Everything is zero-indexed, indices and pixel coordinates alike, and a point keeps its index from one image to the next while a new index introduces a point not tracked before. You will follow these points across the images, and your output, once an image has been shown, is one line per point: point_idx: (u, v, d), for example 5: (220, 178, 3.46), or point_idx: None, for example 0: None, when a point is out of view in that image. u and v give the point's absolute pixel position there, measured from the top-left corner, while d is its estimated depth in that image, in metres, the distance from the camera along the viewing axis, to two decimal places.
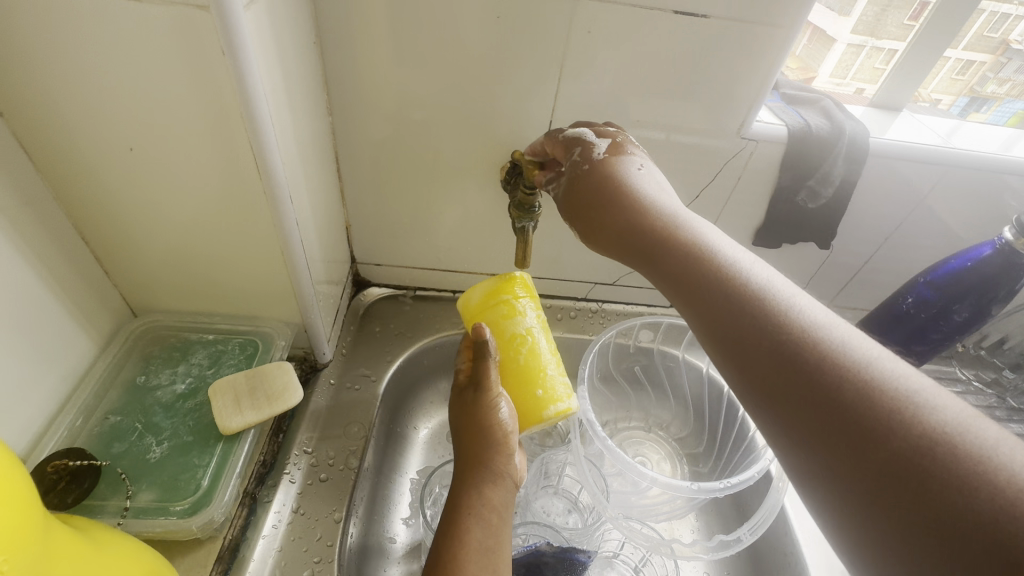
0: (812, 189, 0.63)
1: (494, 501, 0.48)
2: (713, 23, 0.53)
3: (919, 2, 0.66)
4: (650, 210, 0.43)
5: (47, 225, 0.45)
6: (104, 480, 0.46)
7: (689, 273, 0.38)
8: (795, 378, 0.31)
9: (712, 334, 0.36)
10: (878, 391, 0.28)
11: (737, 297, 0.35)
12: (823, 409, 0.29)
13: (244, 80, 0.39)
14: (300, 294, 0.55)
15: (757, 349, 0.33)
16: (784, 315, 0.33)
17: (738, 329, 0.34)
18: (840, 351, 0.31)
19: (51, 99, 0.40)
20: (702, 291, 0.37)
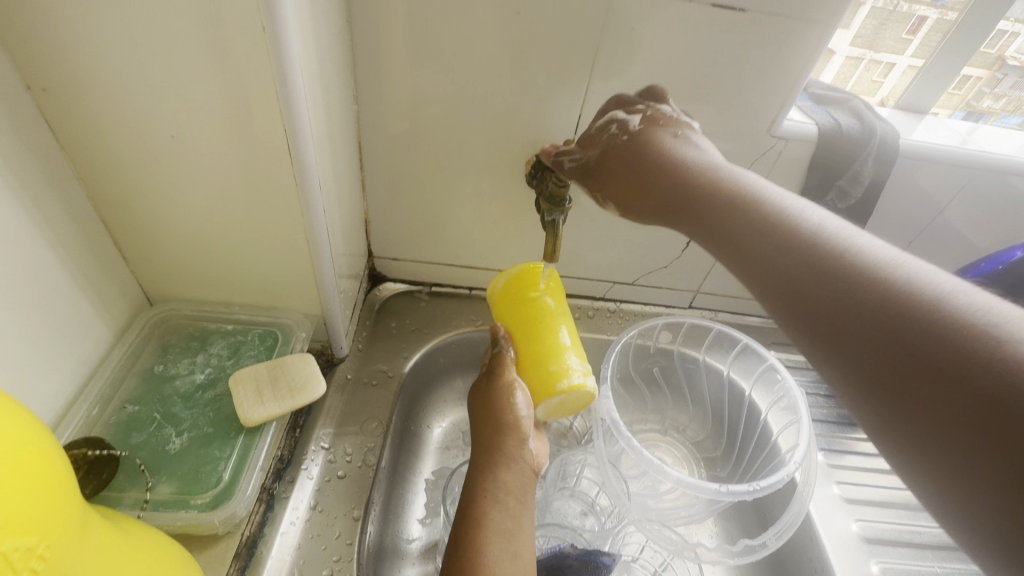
0: (841, 190, 0.62)
1: (510, 485, 0.49)
2: (749, 20, 0.52)
3: (916, 18, 0.68)
4: (696, 175, 0.44)
5: (68, 206, 0.44)
6: (123, 471, 0.44)
7: (734, 221, 0.41)
8: (853, 324, 0.32)
9: (757, 275, 0.38)
10: (945, 323, 0.29)
11: (792, 250, 0.36)
12: (885, 347, 0.30)
13: (282, 60, 0.38)
14: (322, 285, 0.54)
15: (811, 298, 0.34)
16: (829, 248, 0.35)
17: (795, 282, 0.35)
18: (886, 274, 0.32)
19: (80, 75, 0.39)
20: (756, 251, 0.39)
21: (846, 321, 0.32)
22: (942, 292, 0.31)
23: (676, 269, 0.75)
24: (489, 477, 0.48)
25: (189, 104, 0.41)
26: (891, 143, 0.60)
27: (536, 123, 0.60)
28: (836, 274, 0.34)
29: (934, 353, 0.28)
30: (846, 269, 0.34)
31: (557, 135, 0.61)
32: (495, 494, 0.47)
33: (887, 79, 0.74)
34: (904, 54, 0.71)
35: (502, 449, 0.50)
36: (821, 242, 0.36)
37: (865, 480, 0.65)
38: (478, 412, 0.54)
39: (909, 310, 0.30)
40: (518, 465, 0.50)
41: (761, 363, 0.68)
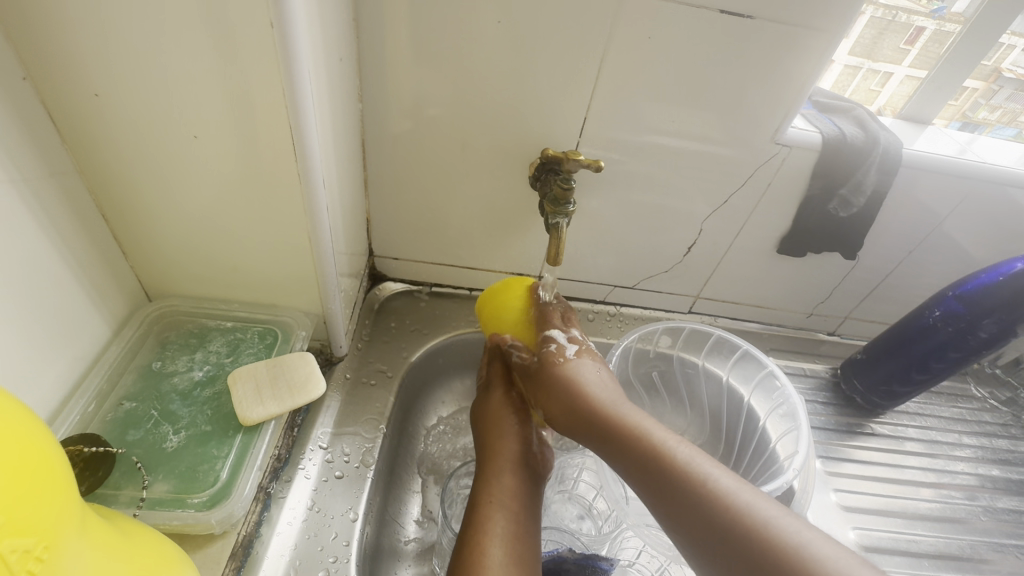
0: (844, 198, 0.63)
1: (513, 490, 0.50)
2: (757, 26, 0.52)
3: (914, 29, 0.69)
4: (613, 414, 0.50)
5: (68, 199, 0.44)
6: (119, 469, 0.44)
7: (652, 462, 0.45)
8: (672, 498, 0.43)
9: (668, 517, 0.43)
10: (747, 534, 0.39)
11: (660, 473, 0.44)
12: (692, 511, 0.42)
13: (290, 57, 0.38)
14: (323, 283, 0.54)
15: (696, 524, 0.41)
16: (686, 470, 0.44)
17: (654, 487, 0.44)
18: (718, 500, 0.41)
19: (85, 69, 0.39)
20: (650, 478, 0.45)
21: (665, 499, 0.43)
22: (752, 495, 0.41)
23: (677, 274, 0.75)
24: (494, 484, 0.50)
25: (193, 99, 0.40)
26: (894, 152, 0.60)
27: (541, 124, 0.60)
28: (690, 504, 0.42)
29: (732, 545, 0.39)
30: (680, 485, 0.43)
31: (562, 137, 0.61)
32: (500, 499, 0.48)
33: (884, 89, 0.74)
34: (903, 64, 0.71)
35: (505, 457, 0.52)
36: (666, 456, 0.45)
37: (864, 489, 0.66)
38: (481, 423, 0.57)
39: (722, 538, 0.40)
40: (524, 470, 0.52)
41: (761, 370, 0.67)
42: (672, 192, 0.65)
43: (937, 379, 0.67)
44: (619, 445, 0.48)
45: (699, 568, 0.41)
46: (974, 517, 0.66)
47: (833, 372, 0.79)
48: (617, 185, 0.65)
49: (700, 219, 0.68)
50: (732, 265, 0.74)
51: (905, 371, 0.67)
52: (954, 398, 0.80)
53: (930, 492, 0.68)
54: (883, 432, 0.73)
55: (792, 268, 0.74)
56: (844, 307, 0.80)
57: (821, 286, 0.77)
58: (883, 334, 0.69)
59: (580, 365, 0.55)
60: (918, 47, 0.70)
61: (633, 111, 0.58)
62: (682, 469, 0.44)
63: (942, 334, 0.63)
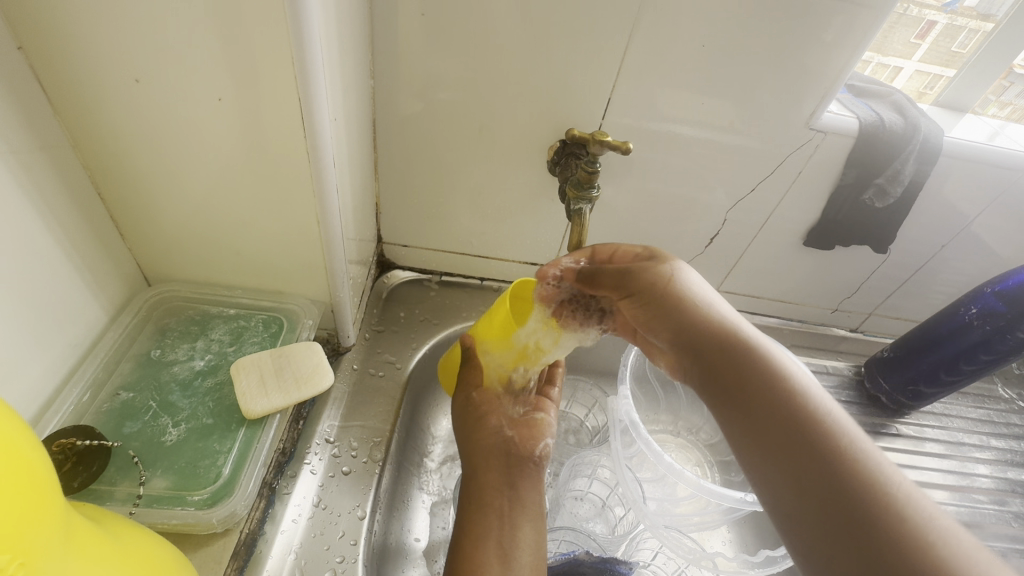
0: (880, 188, 0.60)
1: (494, 484, 0.48)
2: (797, 3, 0.49)
3: (925, 22, 0.65)
4: (734, 356, 0.39)
5: (61, 176, 0.41)
6: (115, 463, 0.41)
7: (715, 347, 0.40)
8: (792, 432, 0.35)
9: (709, 387, 0.39)
10: (815, 438, 0.34)
11: (798, 420, 0.35)
12: (773, 425, 0.35)
13: (299, 23, 0.34)
14: (332, 270, 0.51)
15: (759, 412, 0.36)
16: (762, 357, 0.38)
17: (774, 431, 0.35)
18: (782, 378, 0.37)
19: (76, 33, 0.36)
20: (789, 437, 0.35)
21: (782, 450, 0.34)
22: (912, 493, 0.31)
23: (697, 266, 0.72)
24: (474, 481, 0.48)
25: (194, 68, 0.37)
26: (933, 141, 0.57)
27: (562, 107, 0.56)
28: (821, 469, 0.33)
29: (831, 474, 0.32)
30: (812, 444, 0.34)
31: (583, 121, 0.57)
32: (478, 498, 0.47)
33: (894, 84, 0.71)
34: (912, 59, 0.68)
35: (488, 450, 0.51)
36: (763, 361, 0.38)
37: None
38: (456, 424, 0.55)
39: (859, 507, 0.31)
40: (507, 464, 0.50)
41: None
42: (697, 181, 0.62)
43: (968, 380, 0.64)
44: (739, 390, 0.37)
45: (778, 511, 0.34)
46: (1002, 523, 0.64)
47: (856, 370, 0.76)
48: (639, 171, 0.61)
49: (724, 208, 0.65)
50: (754, 257, 0.71)
51: (934, 371, 0.65)
52: (981, 399, 0.77)
53: (954, 496, 0.66)
54: (907, 433, 0.70)
55: (818, 261, 0.71)
56: (869, 303, 0.77)
57: (847, 281, 0.74)
58: (915, 331, 0.66)
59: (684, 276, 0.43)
60: (929, 41, 0.66)
61: (659, 94, 0.55)
62: (780, 387, 0.37)
63: (979, 333, 0.60)
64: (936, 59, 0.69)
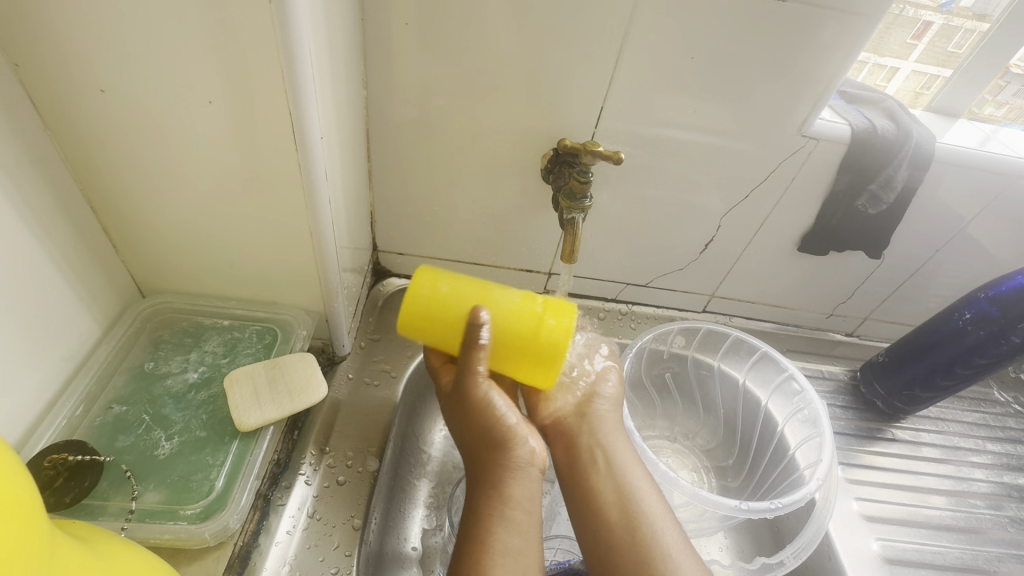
0: (873, 194, 0.60)
1: (519, 498, 0.44)
2: (786, 12, 0.49)
3: (922, 24, 0.65)
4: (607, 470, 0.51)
5: (54, 190, 0.41)
6: (107, 478, 0.41)
7: (583, 452, 0.53)
8: (621, 537, 0.48)
9: (576, 502, 0.52)
10: (637, 546, 0.47)
11: (625, 511, 0.49)
12: (614, 534, 0.48)
13: (289, 37, 0.35)
14: (326, 280, 0.51)
15: (613, 526, 0.48)
16: (614, 466, 0.52)
17: (612, 524, 0.49)
18: (627, 490, 0.50)
19: (68, 50, 0.36)
20: (604, 530, 0.49)
21: (611, 535, 0.48)
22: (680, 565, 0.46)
23: (692, 271, 0.72)
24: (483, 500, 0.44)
25: (185, 84, 0.38)
26: (925, 147, 0.58)
27: (555, 115, 0.57)
28: (618, 543, 0.48)
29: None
30: (624, 531, 0.48)
31: (576, 129, 0.58)
32: (496, 516, 0.43)
33: (890, 84, 0.70)
34: (909, 59, 0.68)
35: (503, 464, 0.45)
36: (614, 475, 0.51)
37: (884, 497, 0.64)
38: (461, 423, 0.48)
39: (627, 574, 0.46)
40: (522, 478, 0.45)
41: (780, 373, 0.65)
42: (690, 188, 0.62)
43: (963, 385, 0.64)
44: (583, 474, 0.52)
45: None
46: (998, 527, 0.64)
47: (851, 375, 0.76)
48: (632, 177, 0.62)
49: (718, 214, 0.65)
50: (749, 263, 0.71)
51: (930, 375, 0.65)
52: (978, 402, 0.77)
53: (951, 500, 0.66)
54: (903, 437, 0.70)
55: (812, 266, 0.71)
56: (864, 307, 0.77)
57: (842, 286, 0.74)
58: (909, 336, 0.66)
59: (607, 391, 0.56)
60: (925, 42, 0.66)
61: (651, 101, 0.55)
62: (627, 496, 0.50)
63: (972, 338, 0.60)
64: (933, 60, 0.68)
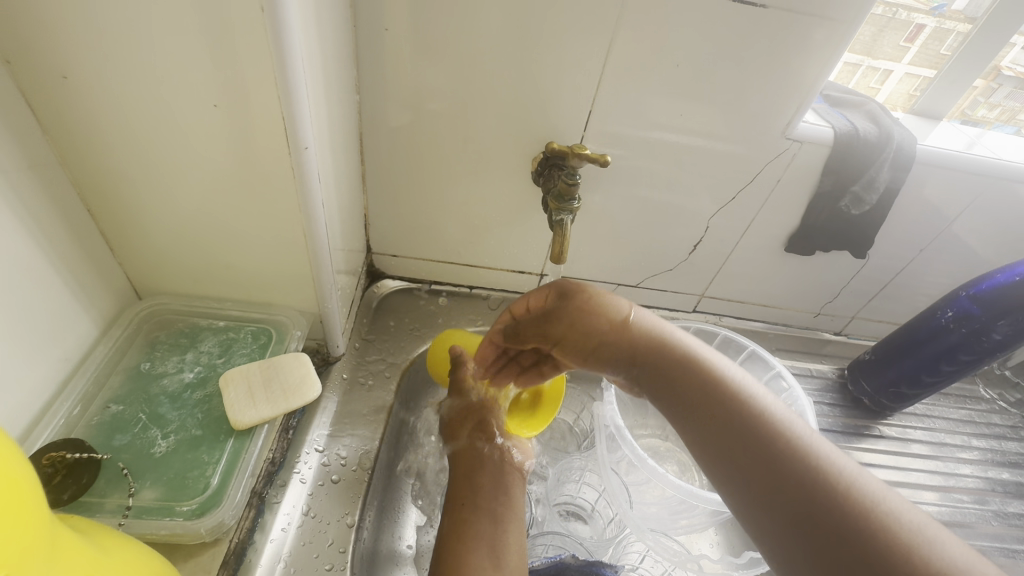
0: (856, 195, 0.61)
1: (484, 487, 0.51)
2: (768, 18, 0.51)
3: (914, 26, 0.66)
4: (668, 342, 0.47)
5: (51, 193, 0.42)
6: (104, 475, 0.42)
7: (699, 417, 0.42)
8: (767, 442, 0.38)
9: (691, 414, 0.43)
10: (798, 472, 0.36)
11: (777, 463, 0.38)
12: (754, 454, 0.38)
13: (282, 44, 0.36)
14: (320, 281, 0.52)
15: (733, 422, 0.40)
16: (728, 394, 0.42)
17: (719, 429, 0.41)
18: (762, 424, 0.40)
19: (66, 57, 0.37)
20: (734, 431, 0.40)
21: (741, 453, 0.39)
22: (885, 494, 0.35)
23: (682, 271, 0.73)
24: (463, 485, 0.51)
25: (181, 90, 0.39)
26: (907, 149, 0.59)
27: (545, 119, 0.58)
28: (825, 511, 0.35)
29: (815, 493, 0.35)
30: (772, 450, 0.38)
31: (566, 132, 0.59)
32: (473, 502, 0.49)
33: (884, 87, 0.72)
34: (903, 61, 0.69)
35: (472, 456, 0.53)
36: (749, 414, 0.40)
37: None
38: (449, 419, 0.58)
39: (818, 493, 0.35)
40: (499, 469, 0.53)
41: (768, 371, 0.66)
42: (678, 190, 0.64)
43: (948, 382, 0.66)
44: (700, 400, 0.43)
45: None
46: (984, 521, 0.65)
47: (839, 373, 0.78)
48: (622, 179, 0.63)
49: (707, 215, 0.66)
50: (738, 263, 0.72)
51: (916, 372, 0.66)
52: (964, 399, 0.79)
53: (938, 495, 0.67)
54: (891, 434, 0.72)
55: (800, 266, 0.72)
56: (852, 306, 0.78)
57: (830, 285, 0.75)
58: (895, 333, 0.67)
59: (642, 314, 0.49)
60: (918, 44, 0.67)
61: (640, 105, 0.57)
62: (760, 426, 0.40)
63: (955, 335, 0.62)
64: (925, 62, 0.70)
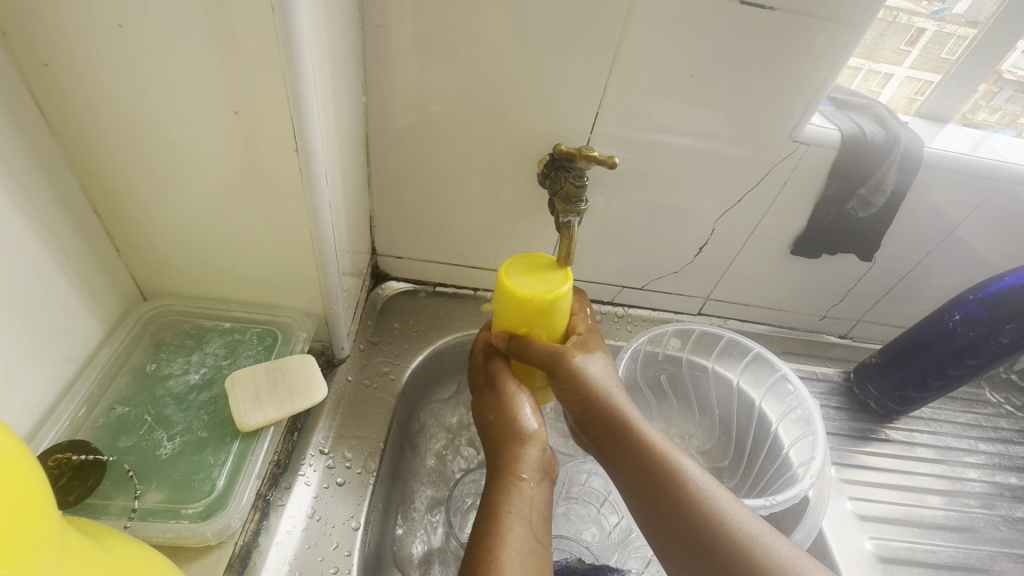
0: (863, 198, 0.61)
1: (532, 500, 0.46)
2: (775, 20, 0.51)
3: (915, 30, 0.66)
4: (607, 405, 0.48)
5: (58, 194, 0.42)
6: (110, 477, 0.42)
7: (643, 486, 0.44)
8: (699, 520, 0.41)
9: (635, 485, 0.45)
10: (725, 550, 0.39)
11: (707, 537, 0.40)
12: (687, 530, 0.41)
13: (291, 45, 0.36)
14: (325, 283, 0.52)
15: (671, 497, 0.43)
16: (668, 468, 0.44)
17: (651, 498, 0.43)
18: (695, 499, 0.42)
19: (75, 57, 0.37)
20: (663, 500, 0.43)
21: (668, 522, 0.42)
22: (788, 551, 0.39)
23: (687, 274, 0.73)
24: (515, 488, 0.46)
25: (189, 90, 0.39)
26: (914, 151, 0.59)
27: (551, 121, 0.58)
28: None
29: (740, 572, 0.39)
30: (693, 519, 0.41)
31: (572, 134, 0.59)
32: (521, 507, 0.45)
33: (885, 91, 0.72)
34: (903, 65, 0.69)
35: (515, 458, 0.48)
36: (683, 489, 0.43)
37: (877, 496, 0.65)
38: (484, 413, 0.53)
39: (734, 562, 0.39)
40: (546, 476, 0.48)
41: (773, 373, 0.66)
42: (684, 191, 0.63)
43: (955, 386, 0.65)
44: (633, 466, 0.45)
45: None
46: (991, 526, 0.65)
47: (844, 376, 0.77)
48: (628, 182, 0.63)
49: (713, 218, 0.66)
50: (744, 265, 0.72)
51: (921, 376, 0.66)
52: (970, 403, 0.78)
53: (944, 500, 0.66)
54: (896, 438, 0.71)
55: (805, 269, 0.72)
56: (857, 309, 0.78)
57: (835, 288, 0.75)
58: (900, 337, 0.67)
59: (603, 375, 0.50)
60: (918, 48, 0.67)
61: (646, 106, 0.56)
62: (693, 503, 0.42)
63: (962, 339, 0.61)
64: (926, 66, 0.69)
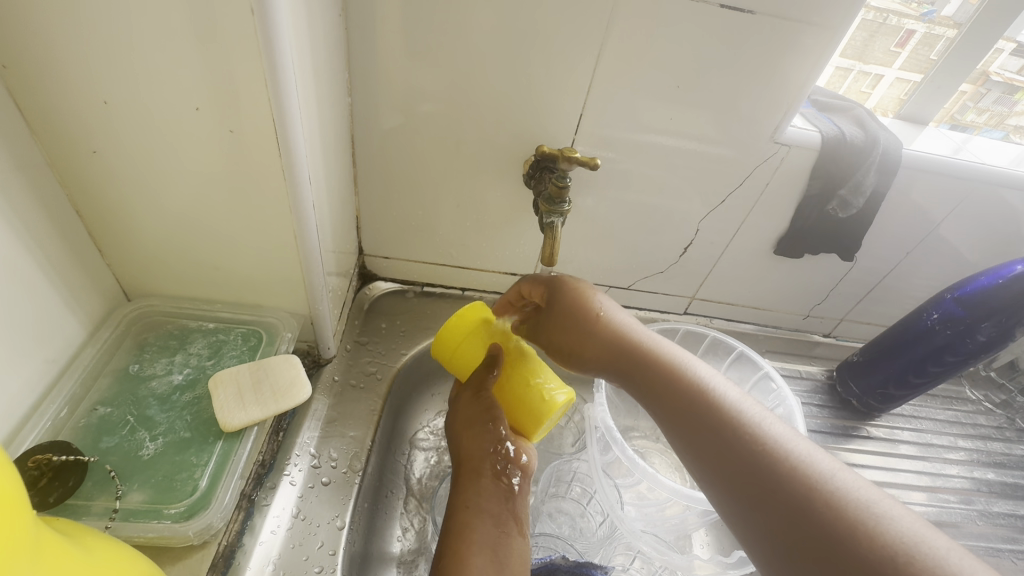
0: (843, 199, 0.62)
1: (490, 493, 0.48)
2: (756, 24, 0.51)
3: (905, 32, 0.68)
4: (657, 352, 0.49)
5: (38, 194, 0.42)
6: (92, 478, 0.42)
7: (676, 400, 0.46)
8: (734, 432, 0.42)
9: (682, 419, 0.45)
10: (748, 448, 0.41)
11: (741, 448, 0.41)
12: (723, 442, 0.42)
13: (272, 46, 0.36)
14: (310, 284, 0.52)
15: (711, 420, 0.43)
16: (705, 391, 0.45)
17: (704, 433, 0.43)
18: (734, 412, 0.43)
19: (56, 58, 0.37)
20: (694, 410, 0.44)
21: (725, 457, 0.41)
22: (881, 500, 0.36)
23: (673, 274, 0.74)
24: (463, 492, 0.48)
25: (170, 90, 0.39)
26: (893, 153, 0.60)
27: (537, 122, 0.58)
28: (779, 482, 0.38)
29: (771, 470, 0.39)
30: (729, 430, 0.42)
31: (557, 135, 0.59)
32: (474, 504, 0.47)
33: (874, 92, 0.73)
34: (892, 67, 0.70)
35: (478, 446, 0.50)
36: (726, 408, 0.43)
37: None
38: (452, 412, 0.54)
39: (768, 465, 0.39)
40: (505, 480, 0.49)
41: (757, 371, 0.67)
42: (669, 192, 0.64)
43: (934, 383, 0.66)
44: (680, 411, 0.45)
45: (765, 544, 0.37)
46: (969, 521, 0.66)
47: (828, 374, 0.78)
48: (613, 183, 0.63)
49: (697, 218, 0.67)
50: (729, 265, 0.73)
51: (902, 374, 0.67)
52: (950, 400, 0.80)
53: (925, 496, 0.67)
54: (878, 435, 0.72)
55: (790, 268, 0.73)
56: (841, 307, 0.79)
57: (819, 287, 0.76)
58: (880, 335, 0.68)
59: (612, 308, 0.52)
60: (908, 50, 0.68)
61: (630, 107, 0.57)
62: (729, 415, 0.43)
63: (941, 337, 0.63)
64: (915, 67, 0.70)
